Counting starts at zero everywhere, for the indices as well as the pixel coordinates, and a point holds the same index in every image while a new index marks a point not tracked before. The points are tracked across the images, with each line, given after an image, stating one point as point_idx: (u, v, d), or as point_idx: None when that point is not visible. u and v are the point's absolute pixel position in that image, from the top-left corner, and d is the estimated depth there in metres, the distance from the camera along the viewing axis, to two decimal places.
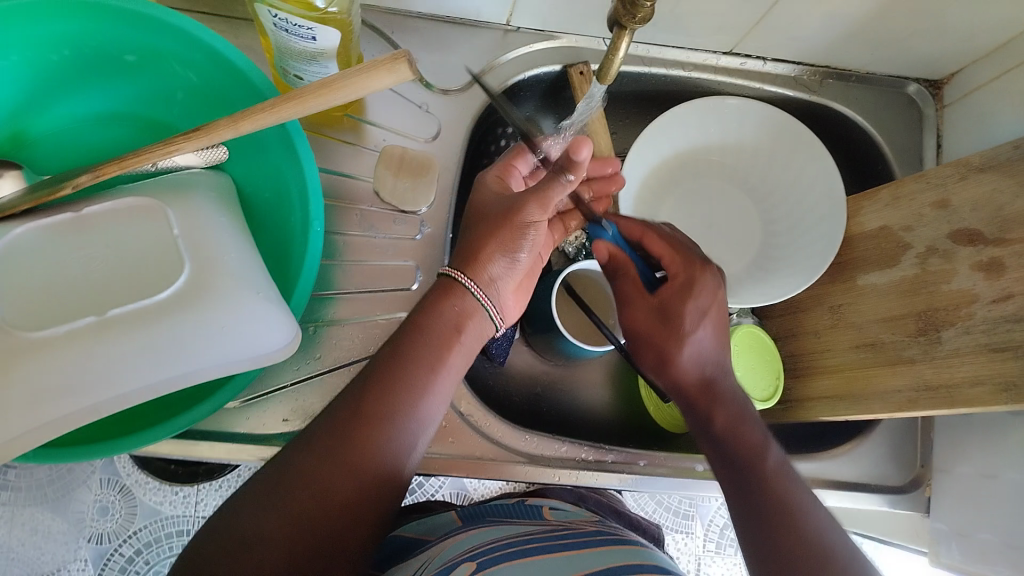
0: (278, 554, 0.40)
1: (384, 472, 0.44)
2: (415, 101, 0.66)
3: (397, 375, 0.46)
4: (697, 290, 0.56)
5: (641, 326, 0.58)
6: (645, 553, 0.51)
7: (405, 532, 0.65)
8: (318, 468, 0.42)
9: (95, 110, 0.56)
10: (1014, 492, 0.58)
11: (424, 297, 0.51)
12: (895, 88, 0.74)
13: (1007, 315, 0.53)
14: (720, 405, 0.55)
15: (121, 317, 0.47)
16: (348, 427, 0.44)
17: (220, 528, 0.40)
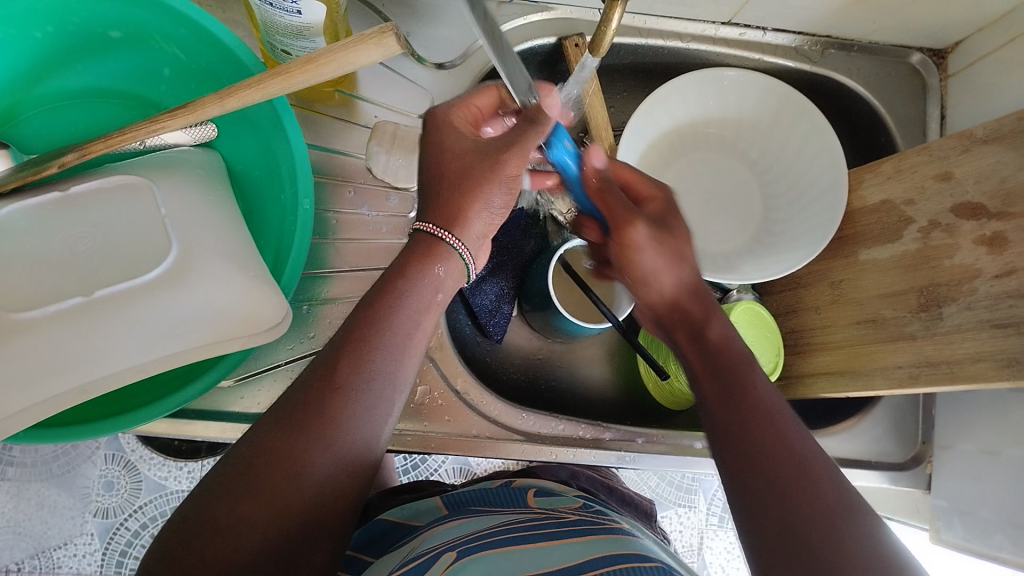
0: (253, 538, 0.39)
1: (358, 445, 0.43)
2: (407, 75, 0.64)
3: (369, 342, 0.44)
4: (677, 205, 0.56)
5: (641, 241, 0.52)
6: (630, 542, 0.51)
7: (389, 516, 0.64)
8: (290, 441, 0.41)
9: (80, 88, 0.55)
10: (1015, 469, 0.57)
11: (398, 258, 0.48)
12: (899, 57, 0.72)
13: (1009, 291, 0.52)
14: (717, 320, 0.51)
15: (109, 297, 0.47)
16: (320, 401, 0.42)
17: (193, 515, 0.39)
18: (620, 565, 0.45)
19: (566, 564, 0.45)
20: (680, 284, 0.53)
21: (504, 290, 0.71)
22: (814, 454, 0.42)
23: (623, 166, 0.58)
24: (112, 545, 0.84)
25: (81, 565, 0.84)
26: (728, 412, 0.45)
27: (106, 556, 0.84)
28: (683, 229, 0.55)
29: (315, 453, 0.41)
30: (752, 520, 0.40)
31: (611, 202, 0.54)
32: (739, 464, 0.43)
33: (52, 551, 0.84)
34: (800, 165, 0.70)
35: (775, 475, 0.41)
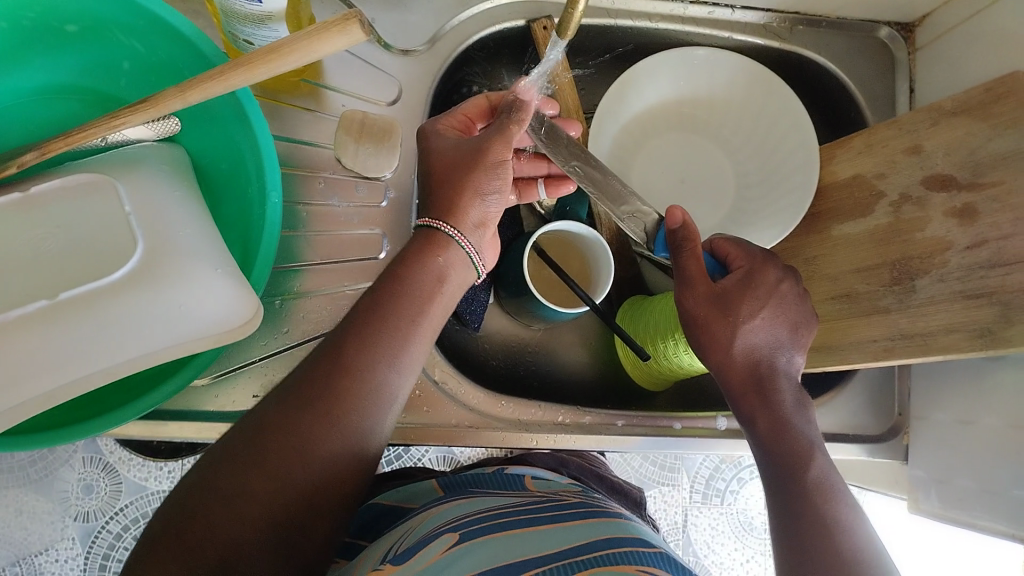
0: (259, 508, 0.40)
1: (365, 426, 0.44)
2: (374, 63, 0.63)
3: (377, 325, 0.46)
4: (767, 278, 0.55)
5: (696, 315, 0.54)
6: (626, 526, 0.53)
7: (385, 500, 0.66)
8: (297, 419, 0.42)
9: (35, 86, 0.53)
10: (992, 438, 0.58)
11: (403, 250, 0.50)
12: (867, 32, 0.72)
13: (981, 261, 0.52)
14: (765, 405, 0.53)
15: (75, 299, 0.46)
16: (328, 383, 0.43)
17: (202, 484, 0.40)
18: (618, 549, 0.47)
19: (555, 549, 0.47)
20: (739, 365, 0.53)
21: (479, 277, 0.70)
22: (802, 435, 0.52)
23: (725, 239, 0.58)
24: (94, 548, 0.84)
25: (63, 570, 0.84)
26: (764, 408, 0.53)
27: (89, 560, 0.84)
28: (751, 304, 0.54)
29: (323, 431, 0.42)
30: (787, 556, 0.48)
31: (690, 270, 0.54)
32: (789, 530, 0.49)
33: (34, 557, 0.83)
34: (774, 143, 0.70)
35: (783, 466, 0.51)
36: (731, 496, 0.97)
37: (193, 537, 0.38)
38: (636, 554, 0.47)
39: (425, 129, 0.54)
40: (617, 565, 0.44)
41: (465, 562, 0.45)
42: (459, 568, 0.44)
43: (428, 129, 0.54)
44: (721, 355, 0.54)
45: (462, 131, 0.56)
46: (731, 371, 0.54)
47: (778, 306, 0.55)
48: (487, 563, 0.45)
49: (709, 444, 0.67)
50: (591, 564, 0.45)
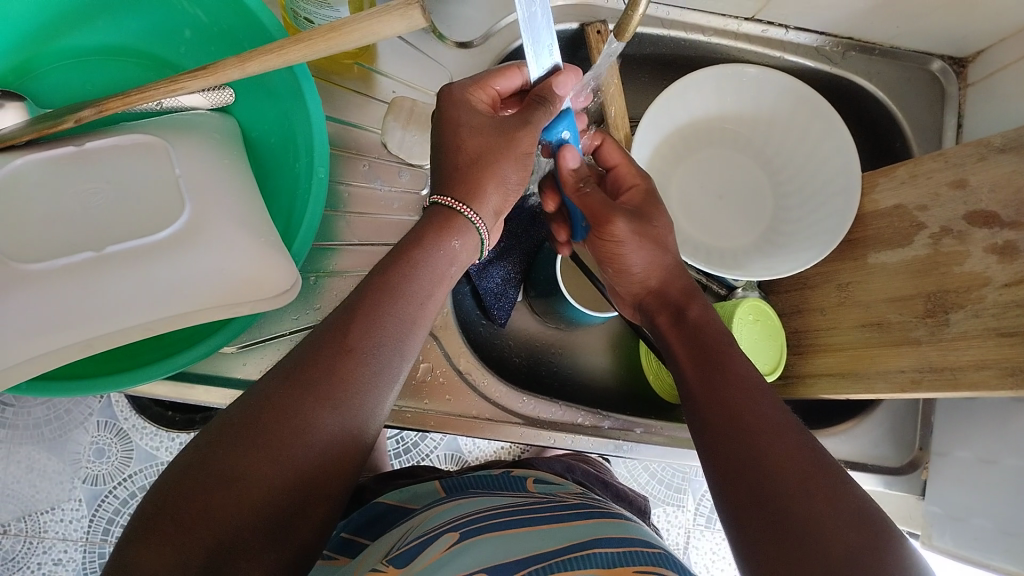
0: (259, 490, 0.39)
1: (367, 410, 0.44)
2: (428, 53, 0.64)
3: (379, 307, 0.45)
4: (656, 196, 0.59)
5: (624, 233, 0.55)
6: (629, 527, 0.53)
7: (387, 501, 0.67)
8: (297, 399, 0.41)
9: (96, 47, 0.54)
10: (1012, 479, 0.57)
11: (416, 229, 0.50)
12: (919, 65, 0.72)
13: (1018, 300, 0.52)
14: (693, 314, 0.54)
15: (120, 253, 0.47)
16: (330, 362, 0.43)
17: (198, 464, 0.39)
18: (625, 548, 0.47)
19: (550, 548, 0.47)
20: (659, 265, 0.56)
21: (510, 274, 0.70)
22: (744, 372, 0.48)
23: (614, 147, 0.61)
24: (100, 512, 0.85)
25: (68, 531, 0.85)
26: (703, 366, 0.50)
27: (94, 523, 0.85)
28: (660, 218, 0.58)
29: (323, 413, 0.41)
30: (733, 492, 0.42)
31: (592, 196, 0.56)
32: (731, 466, 0.43)
33: (40, 515, 0.84)
34: (814, 167, 0.69)
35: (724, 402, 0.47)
36: None
37: (188, 515, 0.37)
38: (642, 553, 0.47)
39: (450, 91, 0.52)
40: (604, 568, 0.44)
41: (466, 560, 0.45)
42: (457, 563, 0.45)
43: (455, 95, 0.52)
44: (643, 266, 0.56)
45: (491, 104, 0.54)
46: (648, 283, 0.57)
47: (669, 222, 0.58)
48: (488, 561, 0.45)
49: None
50: (578, 562, 0.45)
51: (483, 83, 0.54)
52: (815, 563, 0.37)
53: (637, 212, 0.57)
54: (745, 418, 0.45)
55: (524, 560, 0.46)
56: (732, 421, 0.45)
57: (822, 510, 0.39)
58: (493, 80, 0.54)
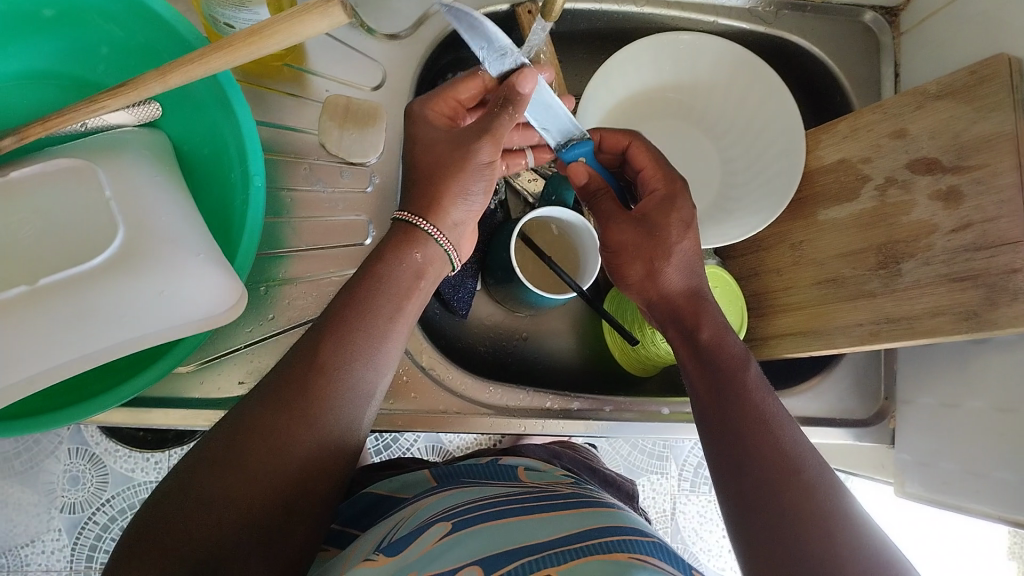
0: (237, 508, 0.41)
1: (341, 427, 0.45)
2: (358, 47, 0.63)
3: (352, 325, 0.46)
4: (684, 201, 0.57)
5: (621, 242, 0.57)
6: (621, 516, 0.53)
7: (375, 490, 0.67)
8: (274, 423, 0.43)
9: (12, 73, 0.52)
10: (976, 420, 0.58)
11: (380, 245, 0.51)
12: (852, 16, 0.72)
13: (966, 244, 0.52)
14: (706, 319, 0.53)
15: (56, 285, 0.45)
16: (305, 381, 0.44)
17: (177, 489, 0.41)
18: (615, 538, 0.47)
19: (542, 540, 0.46)
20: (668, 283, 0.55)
21: (466, 264, 0.70)
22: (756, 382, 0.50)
23: (644, 148, 0.59)
24: (81, 540, 0.84)
25: (50, 562, 0.83)
26: (710, 383, 0.50)
27: (76, 551, 0.84)
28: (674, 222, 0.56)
29: (297, 432, 0.43)
30: (739, 515, 0.44)
31: (603, 208, 0.58)
32: (739, 481, 0.45)
33: (20, 549, 0.83)
34: (759, 128, 0.69)
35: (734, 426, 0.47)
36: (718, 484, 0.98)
37: (171, 536, 0.39)
38: (632, 542, 0.46)
39: (410, 113, 0.54)
40: (601, 554, 0.43)
41: (455, 554, 0.46)
42: (449, 556, 0.45)
43: (416, 115, 0.53)
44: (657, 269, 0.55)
45: (452, 115, 0.55)
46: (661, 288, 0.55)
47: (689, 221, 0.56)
48: (481, 552, 0.45)
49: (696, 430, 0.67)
50: (580, 554, 0.44)
51: (446, 96, 0.54)
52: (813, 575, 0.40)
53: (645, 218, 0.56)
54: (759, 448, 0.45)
55: (520, 546, 0.46)
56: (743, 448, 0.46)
57: (823, 537, 0.41)
58: (453, 89, 0.54)
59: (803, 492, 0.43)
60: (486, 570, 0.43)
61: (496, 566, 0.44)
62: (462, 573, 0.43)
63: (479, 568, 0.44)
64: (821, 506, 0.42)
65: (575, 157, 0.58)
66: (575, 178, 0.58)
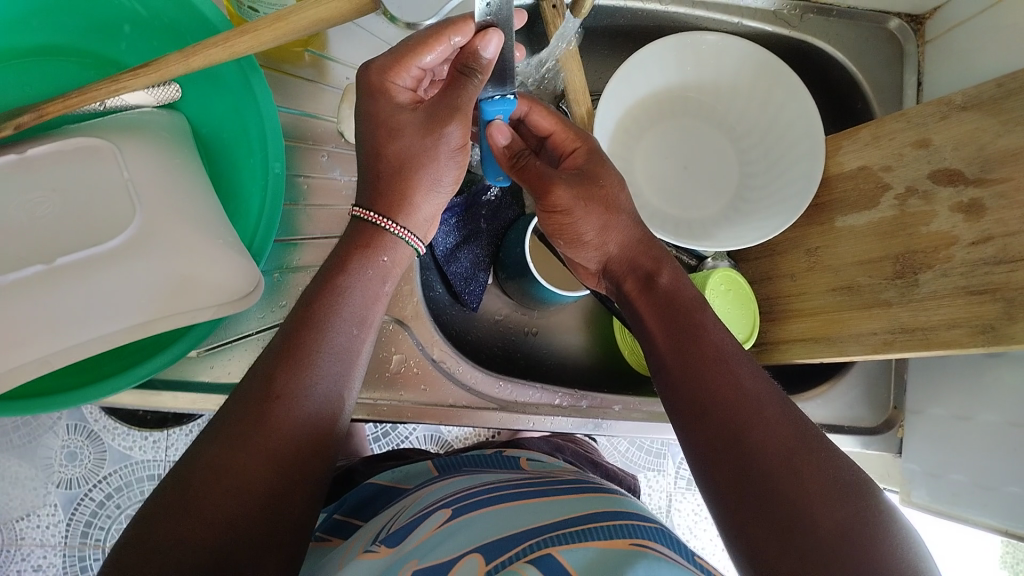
0: (204, 558, 0.36)
1: (304, 455, 0.41)
2: (379, 35, 0.62)
3: (304, 345, 0.43)
4: (602, 155, 0.55)
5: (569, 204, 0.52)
6: (624, 501, 0.52)
7: (378, 481, 0.67)
8: (230, 457, 0.39)
9: (33, 47, 0.52)
10: (988, 434, 0.58)
11: (337, 253, 0.48)
12: (877, 23, 0.72)
13: (986, 258, 0.52)
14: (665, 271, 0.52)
15: (73, 265, 0.45)
16: (260, 410, 0.40)
17: (133, 537, 0.36)
18: (618, 522, 0.46)
19: (543, 523, 0.46)
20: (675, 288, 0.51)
21: (480, 257, 0.70)
22: (722, 341, 0.47)
23: (547, 108, 0.54)
24: (77, 515, 0.84)
25: (45, 537, 0.83)
26: (676, 344, 0.47)
27: (71, 527, 0.83)
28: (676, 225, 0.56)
29: (257, 463, 0.39)
30: (736, 511, 0.40)
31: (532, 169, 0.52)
32: (715, 446, 0.42)
33: (15, 523, 0.83)
34: (778, 132, 0.69)
35: (719, 417, 0.43)
36: None
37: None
38: (637, 527, 0.46)
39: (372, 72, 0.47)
40: (601, 541, 0.43)
41: (456, 540, 0.46)
42: (451, 543, 0.45)
43: (377, 88, 0.47)
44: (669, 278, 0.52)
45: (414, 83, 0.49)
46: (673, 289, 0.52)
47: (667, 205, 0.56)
48: (481, 538, 0.45)
49: None
50: (581, 537, 0.44)
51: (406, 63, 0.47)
52: (803, 538, 0.37)
53: (585, 176, 0.53)
54: (749, 433, 0.41)
55: (519, 531, 0.46)
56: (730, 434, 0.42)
57: (811, 494, 0.38)
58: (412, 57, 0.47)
59: (785, 449, 0.40)
60: (486, 557, 0.43)
61: (495, 553, 0.44)
62: (463, 560, 0.43)
63: (479, 555, 0.44)
64: (807, 459, 0.40)
65: (494, 115, 0.51)
66: (497, 139, 0.51)
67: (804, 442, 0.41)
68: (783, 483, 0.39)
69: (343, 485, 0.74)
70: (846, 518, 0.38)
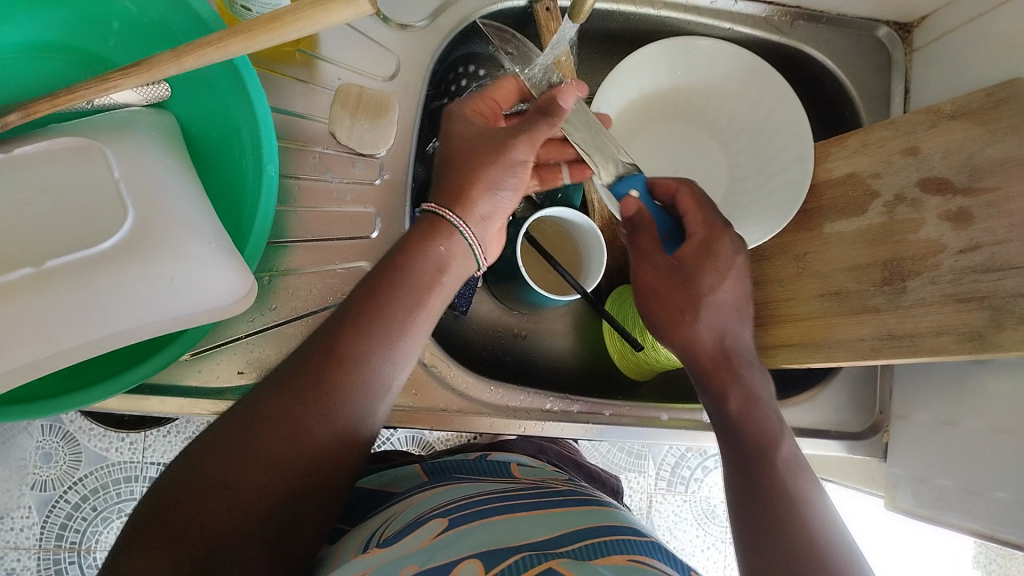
0: (248, 496, 0.41)
1: (356, 417, 0.45)
2: (371, 35, 0.62)
3: (372, 318, 0.47)
4: (718, 247, 0.57)
5: (649, 279, 0.56)
6: (614, 513, 0.53)
7: (367, 485, 0.66)
8: (291, 410, 0.43)
9: (18, 44, 0.50)
10: (973, 439, 0.59)
11: (403, 237, 0.51)
12: (866, 31, 0.73)
13: (974, 265, 0.52)
14: (732, 383, 0.54)
15: (61, 269, 0.44)
16: (323, 370, 0.44)
17: (190, 468, 0.41)
18: (609, 538, 0.47)
19: (541, 537, 0.46)
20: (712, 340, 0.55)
21: None
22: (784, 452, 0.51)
23: (692, 192, 0.58)
24: (52, 518, 0.82)
25: (19, 540, 0.82)
26: (731, 432, 0.53)
27: (46, 530, 0.82)
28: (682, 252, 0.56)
29: (312, 420, 0.43)
30: None
31: (639, 244, 0.56)
32: (755, 533, 0.48)
33: None
34: (768, 138, 0.70)
35: (773, 517, 0.48)
36: (695, 486, 0.98)
37: (174, 523, 0.39)
38: (630, 542, 0.46)
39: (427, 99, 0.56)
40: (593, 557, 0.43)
41: (457, 547, 0.45)
42: (452, 547, 0.44)
43: (454, 113, 0.55)
44: (687, 331, 0.55)
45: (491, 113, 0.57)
46: (693, 350, 0.55)
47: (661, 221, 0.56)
48: (480, 546, 0.44)
49: (692, 436, 0.67)
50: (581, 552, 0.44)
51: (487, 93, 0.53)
52: None
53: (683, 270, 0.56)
54: (796, 540, 0.46)
55: (520, 543, 0.45)
56: (767, 540, 0.47)
57: None
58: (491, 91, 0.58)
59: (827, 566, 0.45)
60: (486, 563, 0.42)
61: (495, 560, 0.42)
62: (462, 563, 0.42)
63: (478, 561, 0.43)
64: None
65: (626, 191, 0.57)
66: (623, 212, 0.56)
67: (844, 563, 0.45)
68: None
69: None
70: None
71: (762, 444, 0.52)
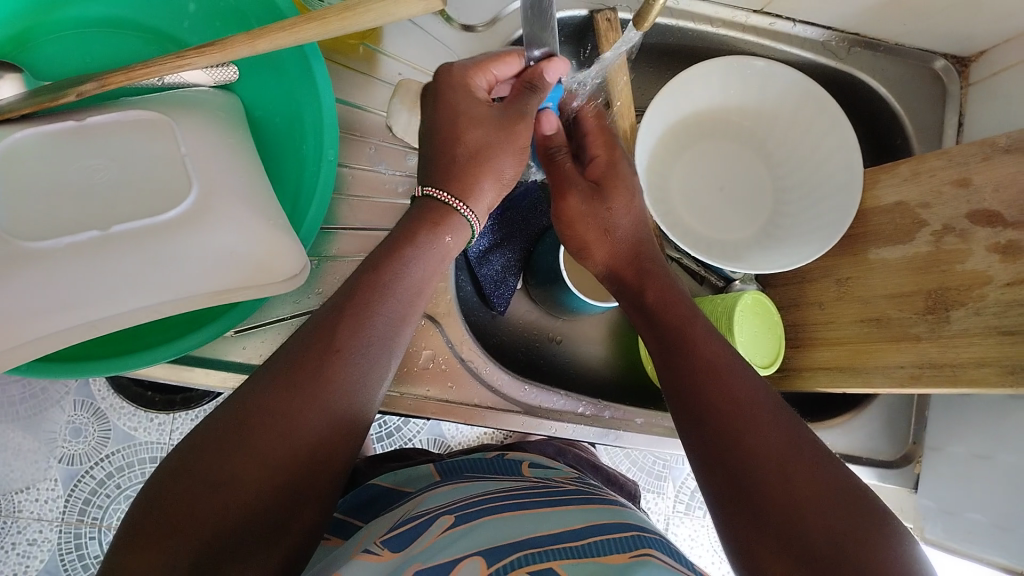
0: (245, 492, 0.40)
1: (357, 408, 0.44)
2: (433, 34, 0.63)
3: (366, 310, 0.46)
4: (622, 167, 0.61)
5: (573, 210, 0.59)
6: (627, 512, 0.53)
7: (381, 482, 0.68)
8: (286, 401, 0.42)
9: (98, 19, 0.52)
10: (1008, 475, 0.58)
11: (403, 228, 0.50)
12: (922, 61, 0.73)
13: (1019, 299, 0.52)
14: (651, 281, 0.57)
15: (127, 234, 0.46)
16: (319, 364, 0.43)
17: (187, 466, 0.39)
18: (624, 534, 0.47)
19: (552, 531, 0.47)
20: (615, 247, 0.60)
21: (511, 261, 0.71)
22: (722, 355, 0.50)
23: None
24: (76, 492, 0.84)
25: (43, 511, 0.83)
26: (669, 351, 0.52)
27: (69, 503, 0.83)
28: (621, 196, 0.60)
29: (309, 413, 0.42)
30: (735, 520, 0.41)
31: (561, 164, 0.60)
32: (710, 444, 0.45)
33: (14, 494, 0.83)
34: (816, 162, 0.70)
35: (722, 422, 0.45)
36: None
37: (173, 521, 0.37)
38: (645, 537, 0.47)
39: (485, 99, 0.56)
40: (603, 555, 0.43)
41: (462, 543, 0.45)
42: (457, 545, 0.45)
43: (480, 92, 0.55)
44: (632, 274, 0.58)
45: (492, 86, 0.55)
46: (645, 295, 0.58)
47: (631, 196, 0.60)
48: (486, 544, 0.45)
49: None
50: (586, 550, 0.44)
51: (483, 68, 0.54)
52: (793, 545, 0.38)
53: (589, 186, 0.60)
54: (746, 438, 0.43)
55: (521, 540, 0.46)
56: (721, 445, 0.44)
57: (802, 491, 0.40)
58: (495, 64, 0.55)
59: (781, 457, 0.42)
60: (487, 561, 0.43)
61: (497, 559, 0.43)
62: (465, 561, 0.43)
63: (480, 559, 0.43)
64: (799, 462, 0.41)
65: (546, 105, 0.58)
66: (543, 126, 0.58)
67: (794, 446, 0.42)
68: (776, 490, 0.40)
69: (349, 484, 0.74)
70: (836, 518, 0.39)
71: (706, 357, 0.49)
